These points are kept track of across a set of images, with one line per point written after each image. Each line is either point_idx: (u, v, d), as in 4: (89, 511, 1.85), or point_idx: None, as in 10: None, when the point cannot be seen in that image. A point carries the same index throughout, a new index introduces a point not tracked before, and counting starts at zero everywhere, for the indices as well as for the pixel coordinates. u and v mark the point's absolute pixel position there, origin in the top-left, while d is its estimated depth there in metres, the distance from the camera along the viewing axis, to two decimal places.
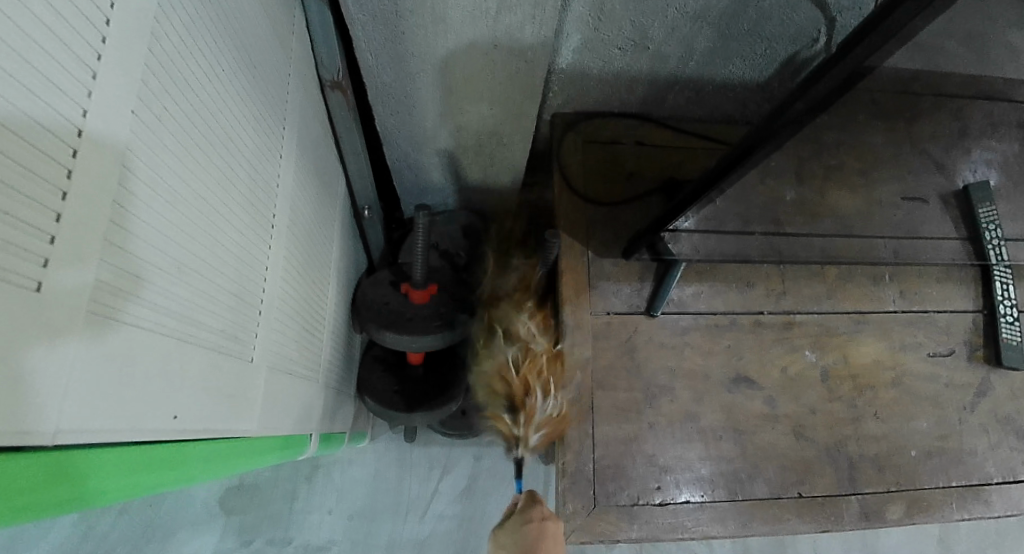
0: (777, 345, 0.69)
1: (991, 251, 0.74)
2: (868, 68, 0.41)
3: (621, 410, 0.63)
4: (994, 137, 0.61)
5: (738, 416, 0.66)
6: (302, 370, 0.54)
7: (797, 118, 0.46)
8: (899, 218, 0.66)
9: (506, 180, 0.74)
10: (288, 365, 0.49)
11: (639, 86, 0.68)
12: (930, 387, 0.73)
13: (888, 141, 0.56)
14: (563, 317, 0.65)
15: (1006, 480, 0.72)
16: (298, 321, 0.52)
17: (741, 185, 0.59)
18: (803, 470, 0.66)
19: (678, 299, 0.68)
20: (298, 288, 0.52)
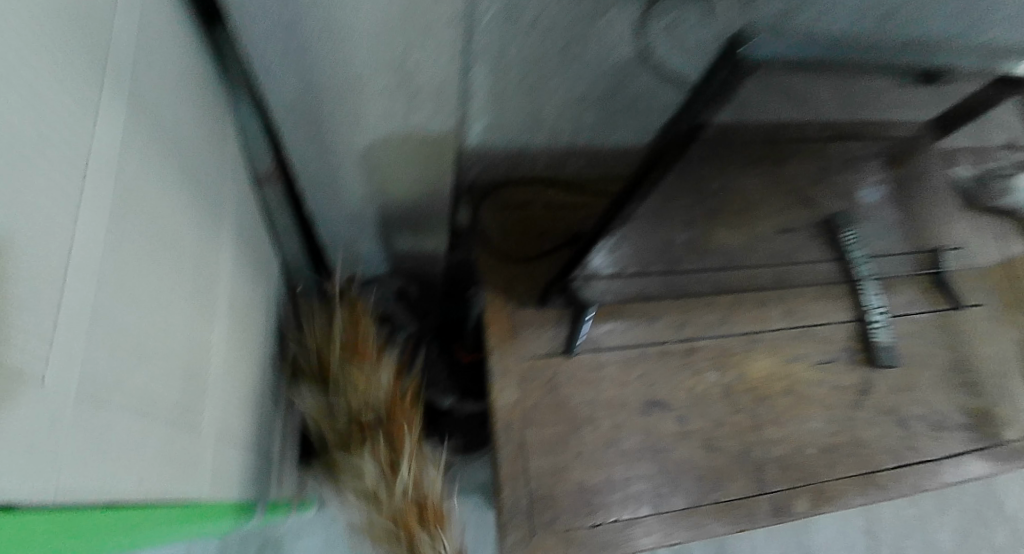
0: (683, 369, 0.79)
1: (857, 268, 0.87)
2: (694, 140, 0.45)
3: (551, 445, 0.69)
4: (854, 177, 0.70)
5: (655, 437, 0.74)
6: (244, 438, 0.58)
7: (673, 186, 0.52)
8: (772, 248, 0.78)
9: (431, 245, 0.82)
10: (232, 434, 0.54)
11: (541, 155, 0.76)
12: (819, 391, 0.83)
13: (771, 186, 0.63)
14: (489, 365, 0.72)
15: (897, 466, 0.83)
16: (239, 393, 0.57)
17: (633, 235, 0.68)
18: (716, 478, 0.74)
19: (593, 337, 0.76)
20: (239, 363, 0.57)
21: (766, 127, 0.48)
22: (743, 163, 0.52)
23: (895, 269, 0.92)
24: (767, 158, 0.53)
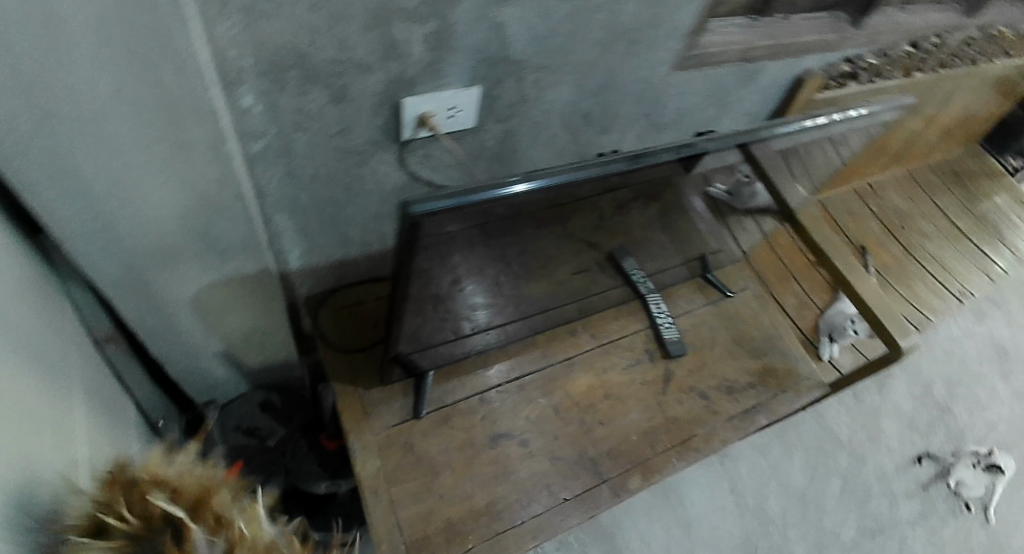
0: (517, 402, 0.96)
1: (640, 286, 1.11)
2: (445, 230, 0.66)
3: (415, 495, 0.83)
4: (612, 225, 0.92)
5: (505, 463, 0.90)
6: None
7: (419, 280, 0.74)
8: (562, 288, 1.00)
9: (283, 355, 0.96)
10: None
11: (360, 262, 0.95)
12: (632, 388, 1.04)
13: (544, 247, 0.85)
14: (350, 443, 0.85)
15: (707, 430, 1.04)
16: None
17: (441, 307, 0.86)
18: (562, 481, 0.91)
19: (436, 397, 0.92)
20: None
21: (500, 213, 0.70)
22: (469, 252, 0.75)
23: (668, 280, 1.19)
24: (492, 242, 0.76)
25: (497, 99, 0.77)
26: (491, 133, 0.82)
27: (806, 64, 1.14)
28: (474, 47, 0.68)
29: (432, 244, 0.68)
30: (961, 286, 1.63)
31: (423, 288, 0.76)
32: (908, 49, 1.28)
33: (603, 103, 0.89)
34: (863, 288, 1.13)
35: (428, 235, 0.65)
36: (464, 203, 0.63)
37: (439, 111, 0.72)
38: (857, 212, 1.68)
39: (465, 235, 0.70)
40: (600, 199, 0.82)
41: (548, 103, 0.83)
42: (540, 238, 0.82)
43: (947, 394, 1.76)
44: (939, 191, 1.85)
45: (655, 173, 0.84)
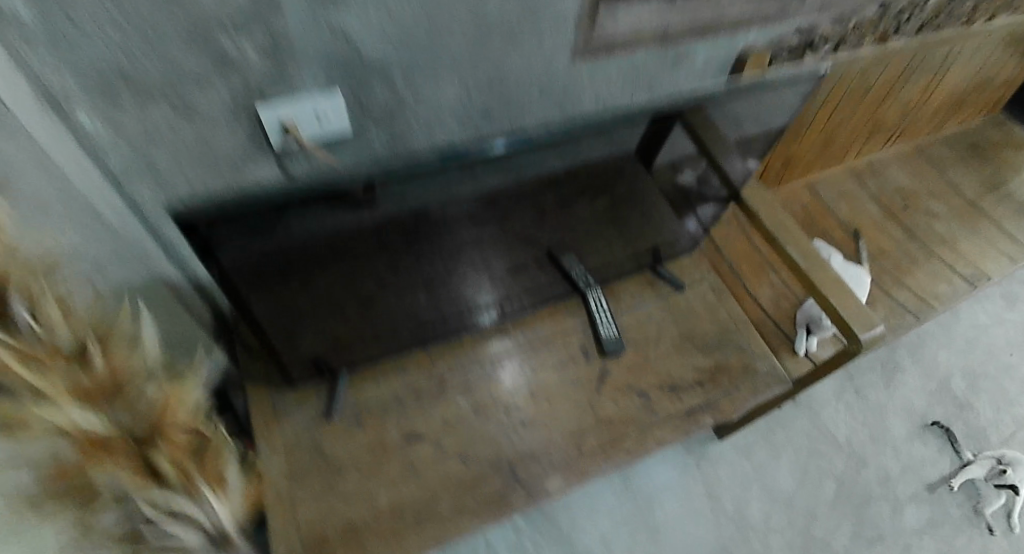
0: (435, 403, 0.96)
1: (579, 279, 1.09)
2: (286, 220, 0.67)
3: (318, 493, 0.85)
4: (508, 226, 0.92)
5: (415, 464, 0.89)
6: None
7: (246, 283, 0.73)
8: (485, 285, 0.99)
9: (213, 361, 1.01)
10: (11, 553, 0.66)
11: None
12: (561, 387, 1.02)
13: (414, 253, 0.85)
14: (259, 446, 0.88)
15: (642, 430, 1.00)
16: None
17: (346, 311, 0.88)
18: (474, 484, 0.89)
19: (350, 399, 0.94)
20: None
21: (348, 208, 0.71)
22: (299, 255, 0.73)
23: (614, 275, 1.15)
24: (325, 245, 0.74)
25: (368, 101, 0.77)
26: (375, 135, 0.83)
27: (746, 40, 1.09)
28: (320, 52, 0.68)
29: (235, 246, 0.67)
30: (973, 270, 1.53)
31: (258, 292, 0.75)
32: (879, 12, 1.20)
33: (499, 97, 0.88)
34: (820, 275, 1.05)
35: (220, 235, 0.64)
36: (246, 201, 0.62)
37: (303, 117, 0.74)
38: (852, 194, 1.60)
39: (277, 235, 0.68)
40: (453, 196, 0.79)
41: (432, 102, 0.83)
42: (394, 238, 0.80)
43: (967, 390, 1.64)
44: (952, 165, 1.75)
45: (511, 166, 0.80)
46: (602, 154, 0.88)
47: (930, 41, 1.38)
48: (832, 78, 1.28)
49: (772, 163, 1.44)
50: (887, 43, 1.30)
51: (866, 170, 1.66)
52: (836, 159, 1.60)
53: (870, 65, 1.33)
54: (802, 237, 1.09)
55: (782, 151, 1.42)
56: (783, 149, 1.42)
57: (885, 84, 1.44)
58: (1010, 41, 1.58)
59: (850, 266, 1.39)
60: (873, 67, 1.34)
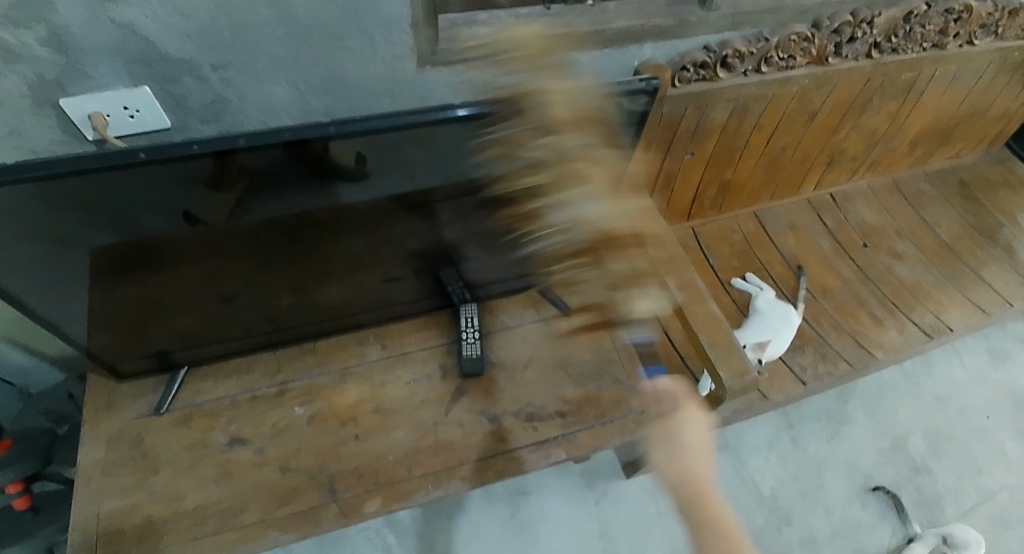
0: (270, 408, 0.95)
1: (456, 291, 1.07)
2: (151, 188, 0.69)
3: (124, 489, 0.86)
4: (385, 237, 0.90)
5: (231, 470, 0.89)
6: None
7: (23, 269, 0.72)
8: (349, 293, 0.98)
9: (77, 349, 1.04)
10: None
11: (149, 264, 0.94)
12: (408, 403, 0.99)
13: (284, 255, 0.85)
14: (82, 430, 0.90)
15: (481, 458, 0.95)
16: None
17: (209, 305, 0.89)
18: (287, 495, 0.88)
19: (184, 396, 0.95)
20: None
21: (224, 189, 0.72)
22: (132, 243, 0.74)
23: (498, 292, 1.12)
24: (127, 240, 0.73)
25: (185, 99, 0.78)
26: (206, 134, 0.83)
27: (641, 56, 1.05)
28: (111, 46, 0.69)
29: (24, 234, 0.68)
30: (935, 318, 1.43)
31: (82, 285, 0.77)
32: (807, 33, 1.15)
33: (342, 102, 0.87)
34: None
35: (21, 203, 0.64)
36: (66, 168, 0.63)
37: (113, 111, 0.76)
38: (803, 226, 1.54)
39: (84, 225, 0.69)
40: (279, 202, 0.76)
41: (263, 103, 0.82)
42: (228, 241, 0.79)
43: (928, 451, 1.49)
44: (933, 203, 1.67)
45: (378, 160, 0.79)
46: (471, 172, 0.87)
47: (885, 64, 1.31)
48: (761, 99, 1.22)
49: (705, 189, 1.38)
50: (826, 65, 1.23)
51: (828, 203, 1.61)
52: (789, 188, 1.54)
53: (810, 89, 1.27)
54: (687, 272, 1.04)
55: (713, 177, 1.36)
56: (715, 174, 1.36)
57: (836, 109, 1.37)
58: (996, 65, 1.46)
59: (777, 304, 1.30)
60: (813, 92, 1.28)
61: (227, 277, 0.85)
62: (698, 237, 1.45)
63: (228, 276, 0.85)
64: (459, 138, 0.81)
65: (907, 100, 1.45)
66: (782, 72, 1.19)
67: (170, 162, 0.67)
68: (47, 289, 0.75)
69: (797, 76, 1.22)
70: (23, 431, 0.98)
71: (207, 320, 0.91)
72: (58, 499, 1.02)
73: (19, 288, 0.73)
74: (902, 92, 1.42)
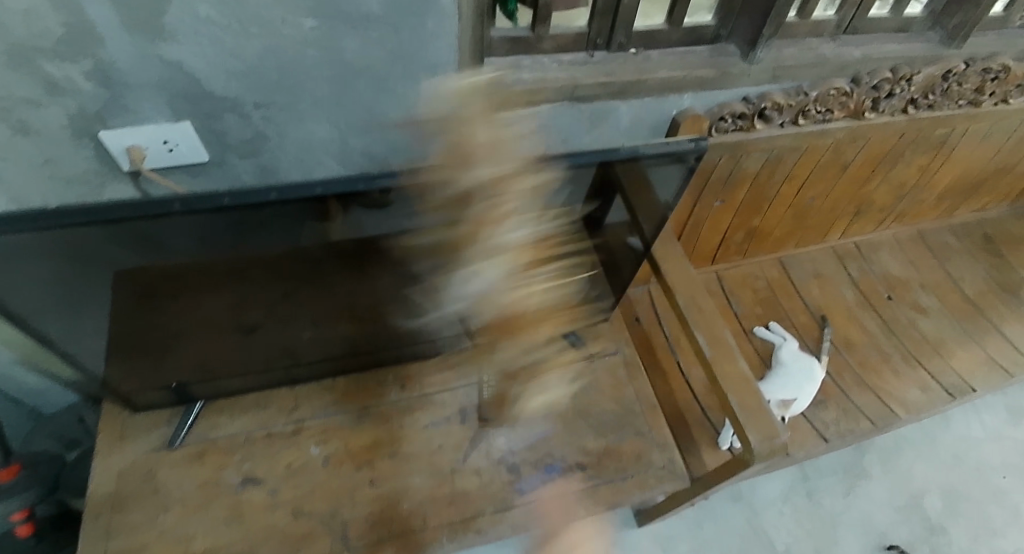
0: (286, 447, 0.93)
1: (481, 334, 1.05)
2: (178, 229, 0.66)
3: (134, 527, 0.83)
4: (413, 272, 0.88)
5: (243, 511, 0.87)
6: None
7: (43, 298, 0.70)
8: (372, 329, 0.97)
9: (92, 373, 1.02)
10: None
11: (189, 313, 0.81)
12: (425, 448, 0.96)
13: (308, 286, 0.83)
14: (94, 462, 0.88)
15: (498, 510, 0.93)
16: None
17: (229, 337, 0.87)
18: (299, 540, 0.86)
19: (199, 431, 0.93)
20: None
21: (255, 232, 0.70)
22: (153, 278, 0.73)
23: None
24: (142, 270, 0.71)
25: (224, 134, 0.76)
26: (241, 168, 0.82)
27: (679, 105, 1.03)
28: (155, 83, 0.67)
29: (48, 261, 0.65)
30: (958, 377, 1.41)
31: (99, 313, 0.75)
32: (846, 87, 1.14)
33: (380, 142, 0.85)
34: (728, 369, 0.96)
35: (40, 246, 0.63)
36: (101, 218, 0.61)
37: (151, 144, 0.74)
38: (827, 275, 1.53)
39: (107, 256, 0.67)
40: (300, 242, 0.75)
41: (302, 140, 0.81)
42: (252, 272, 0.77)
43: (944, 511, 1.46)
44: (957, 256, 1.65)
45: None
46: None
47: (920, 119, 1.30)
48: (795, 150, 1.21)
49: (731, 234, 1.37)
50: (862, 120, 1.22)
51: (852, 252, 1.59)
52: (815, 236, 1.53)
53: (844, 142, 1.26)
54: (719, 328, 0.99)
55: (741, 223, 1.35)
56: (743, 221, 1.34)
57: (868, 162, 1.36)
58: None
59: (800, 357, 1.27)
60: (846, 145, 1.27)
61: (248, 310, 0.83)
62: (721, 282, 1.44)
63: (247, 307, 0.83)
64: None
65: (938, 155, 1.44)
66: (818, 124, 1.18)
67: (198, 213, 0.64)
68: (50, 311, 0.72)
69: (833, 129, 1.20)
70: (33, 456, 0.96)
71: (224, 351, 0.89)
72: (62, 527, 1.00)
73: (21, 307, 0.69)
74: (934, 147, 1.41)
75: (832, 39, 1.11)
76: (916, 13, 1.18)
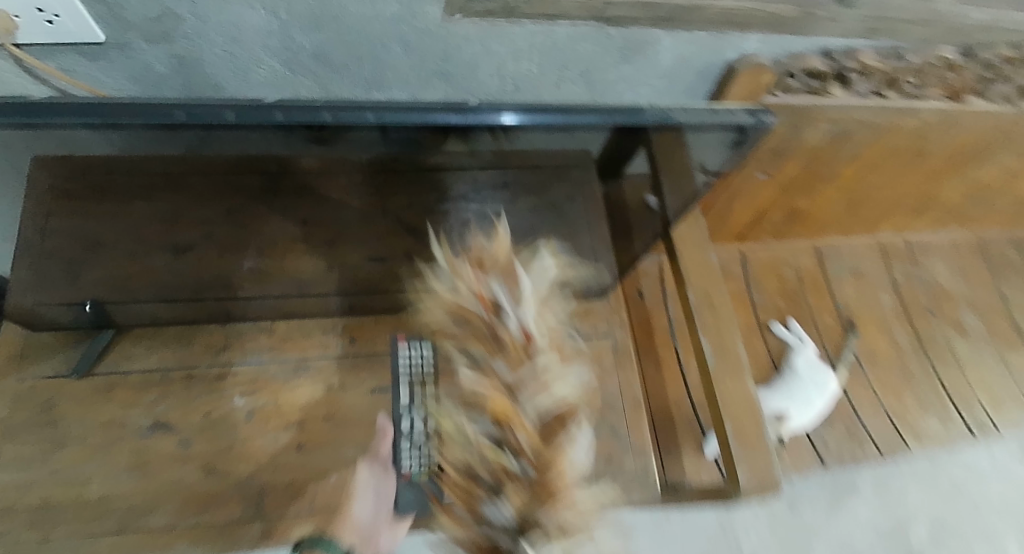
0: (204, 393, 0.80)
1: None
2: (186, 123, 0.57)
3: (21, 462, 0.74)
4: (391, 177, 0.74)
5: (145, 459, 0.76)
6: None
7: None
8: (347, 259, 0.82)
9: None
10: None
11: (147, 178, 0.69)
12: (365, 415, 0.85)
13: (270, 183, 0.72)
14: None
15: None
16: None
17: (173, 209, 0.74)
18: (202, 503, 0.75)
19: (111, 359, 0.81)
20: None
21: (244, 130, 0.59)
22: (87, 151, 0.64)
23: None
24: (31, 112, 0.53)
25: (119, 5, 0.55)
26: (151, 53, 0.62)
27: (741, 48, 0.80)
28: (100, 127, 0.58)
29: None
30: (981, 416, 1.27)
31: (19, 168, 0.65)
32: (953, 59, 0.87)
33: (337, 42, 0.64)
34: (729, 389, 0.80)
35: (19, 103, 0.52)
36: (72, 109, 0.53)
37: (20, 10, 0.54)
38: (867, 274, 1.33)
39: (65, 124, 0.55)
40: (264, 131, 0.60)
41: (228, 27, 0.60)
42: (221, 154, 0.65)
43: (928, 540, 1.38)
44: (1017, 276, 1.44)
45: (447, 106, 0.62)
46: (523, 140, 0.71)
47: None
48: (870, 126, 0.98)
49: (770, 212, 1.17)
50: (961, 102, 0.97)
51: (901, 252, 1.38)
52: (863, 228, 1.32)
53: (932, 127, 1.01)
54: (733, 339, 0.82)
55: (783, 202, 1.15)
56: (786, 200, 1.14)
57: (952, 152, 1.11)
58: None
59: (818, 368, 1.12)
60: (934, 129, 1.02)
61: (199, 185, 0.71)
62: (745, 264, 1.26)
63: (194, 174, 0.69)
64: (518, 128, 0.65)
65: None
66: (906, 99, 0.94)
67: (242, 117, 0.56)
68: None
69: (924, 108, 0.96)
70: None
71: (158, 265, 0.77)
72: None
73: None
74: None
75: None
76: None
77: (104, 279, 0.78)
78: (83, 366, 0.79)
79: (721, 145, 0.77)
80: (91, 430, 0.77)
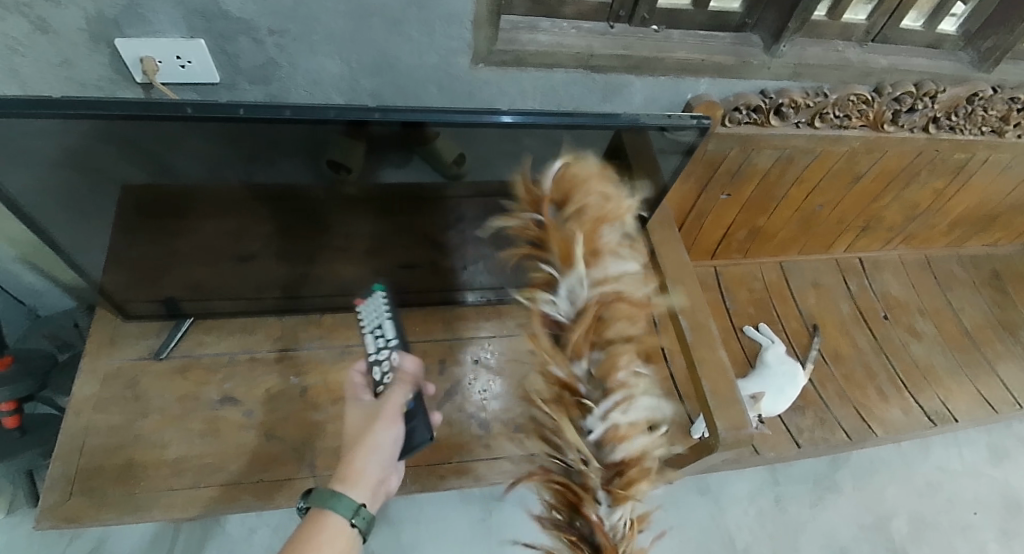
0: (266, 373, 0.99)
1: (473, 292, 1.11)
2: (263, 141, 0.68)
3: (112, 428, 0.90)
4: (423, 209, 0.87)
5: (217, 426, 0.94)
6: None
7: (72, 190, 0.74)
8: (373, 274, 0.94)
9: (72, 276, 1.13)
10: None
11: (213, 209, 0.80)
12: None
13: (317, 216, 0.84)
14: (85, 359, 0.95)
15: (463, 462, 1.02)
16: None
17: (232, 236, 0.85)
18: (266, 461, 0.92)
19: (187, 346, 0.99)
20: None
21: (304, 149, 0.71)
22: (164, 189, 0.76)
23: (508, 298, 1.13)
24: (133, 130, 0.64)
25: (237, 57, 0.78)
26: (251, 93, 0.85)
27: (694, 89, 1.03)
28: (187, 151, 0.70)
29: (116, 137, 0.65)
30: (942, 405, 1.39)
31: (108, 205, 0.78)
32: (867, 95, 1.11)
33: (388, 85, 0.86)
34: (703, 355, 0.96)
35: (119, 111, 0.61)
36: (159, 115, 0.63)
37: (165, 58, 0.76)
38: (825, 286, 1.52)
39: (167, 150, 0.69)
40: (297, 177, 0.75)
41: (311, 73, 0.82)
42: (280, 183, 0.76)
43: (908, 535, 1.46)
44: (962, 287, 1.62)
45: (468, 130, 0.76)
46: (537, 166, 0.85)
47: (940, 140, 1.26)
48: (807, 153, 1.20)
49: (734, 231, 1.38)
50: (880, 131, 1.19)
51: (855, 268, 1.58)
52: (818, 246, 1.53)
53: (858, 152, 1.23)
54: (704, 315, 1.00)
55: (744, 222, 1.35)
56: (747, 220, 1.35)
57: (882, 175, 1.33)
58: None
59: (786, 361, 1.28)
60: (861, 154, 1.24)
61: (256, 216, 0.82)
62: (717, 277, 1.45)
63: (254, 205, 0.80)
64: (508, 140, 0.77)
65: (956, 180, 1.40)
66: (834, 129, 1.16)
67: (306, 125, 0.67)
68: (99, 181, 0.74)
69: (848, 136, 1.18)
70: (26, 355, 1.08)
71: (221, 274, 0.92)
72: (45, 425, 1.12)
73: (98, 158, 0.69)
74: (952, 171, 1.36)
75: (859, 45, 1.07)
76: (951, 31, 1.11)
77: (177, 287, 0.93)
78: (164, 350, 0.97)
79: (679, 150, 0.91)
80: (171, 402, 0.94)
